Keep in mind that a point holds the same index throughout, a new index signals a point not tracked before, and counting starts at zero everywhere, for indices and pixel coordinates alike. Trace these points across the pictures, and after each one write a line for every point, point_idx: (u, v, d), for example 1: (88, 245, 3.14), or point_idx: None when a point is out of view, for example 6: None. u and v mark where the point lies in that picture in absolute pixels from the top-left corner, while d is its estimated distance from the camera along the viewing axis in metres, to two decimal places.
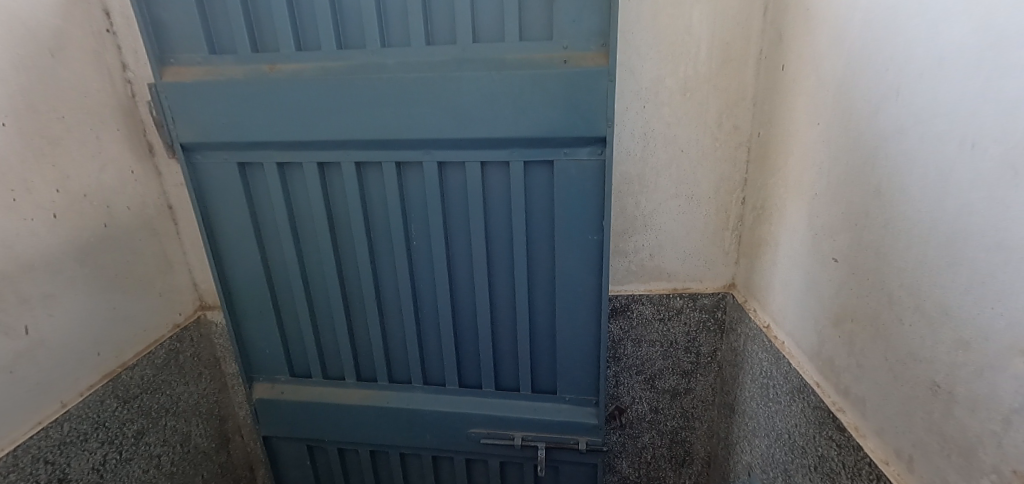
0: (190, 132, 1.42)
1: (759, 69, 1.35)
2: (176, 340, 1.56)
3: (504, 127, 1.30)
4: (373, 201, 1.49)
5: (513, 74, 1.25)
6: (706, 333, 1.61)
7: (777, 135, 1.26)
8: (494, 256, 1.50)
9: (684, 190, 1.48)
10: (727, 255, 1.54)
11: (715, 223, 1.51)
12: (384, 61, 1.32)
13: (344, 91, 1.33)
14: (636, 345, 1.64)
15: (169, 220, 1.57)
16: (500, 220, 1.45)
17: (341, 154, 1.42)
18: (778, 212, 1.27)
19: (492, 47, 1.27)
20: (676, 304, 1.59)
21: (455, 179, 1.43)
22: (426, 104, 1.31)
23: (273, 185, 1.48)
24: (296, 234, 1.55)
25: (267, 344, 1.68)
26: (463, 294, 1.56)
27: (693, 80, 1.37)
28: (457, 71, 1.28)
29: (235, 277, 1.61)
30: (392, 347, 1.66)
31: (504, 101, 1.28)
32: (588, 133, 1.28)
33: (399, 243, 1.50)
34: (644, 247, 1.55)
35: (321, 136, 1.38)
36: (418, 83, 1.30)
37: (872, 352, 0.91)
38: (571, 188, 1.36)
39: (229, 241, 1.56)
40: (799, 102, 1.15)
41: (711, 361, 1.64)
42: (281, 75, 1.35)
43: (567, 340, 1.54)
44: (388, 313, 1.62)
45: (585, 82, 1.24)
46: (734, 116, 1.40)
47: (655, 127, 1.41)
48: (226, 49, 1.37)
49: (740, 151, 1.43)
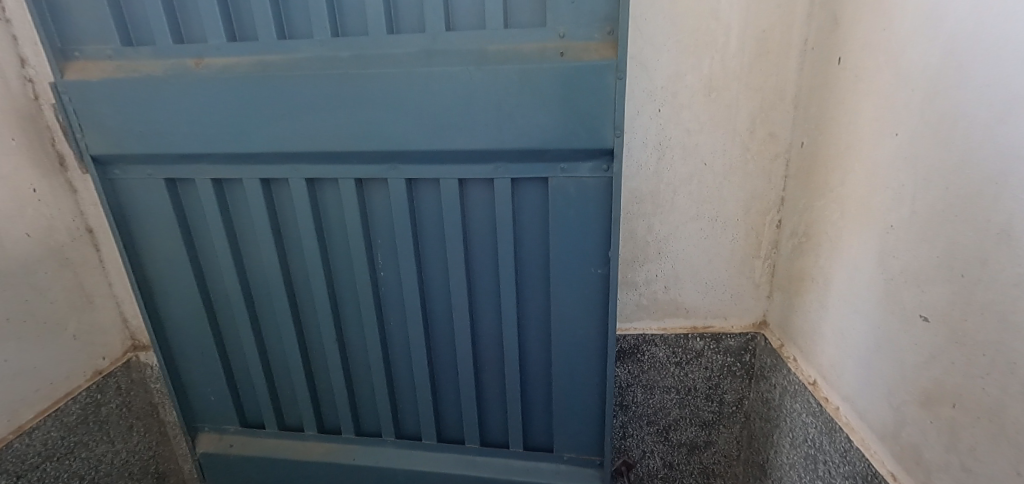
0: (102, 142, 1.16)
1: (804, 63, 1.08)
2: (96, 390, 1.30)
3: (485, 136, 1.04)
4: (330, 225, 1.23)
5: (495, 70, 0.98)
6: (730, 379, 1.35)
7: (829, 147, 1.00)
8: (478, 291, 1.25)
9: (707, 210, 1.22)
10: (758, 289, 1.28)
11: (744, 250, 1.25)
12: (336, 53, 1.06)
13: (288, 92, 1.07)
14: (647, 392, 1.39)
15: (89, 246, 1.31)
16: (483, 248, 1.20)
17: (288, 169, 1.16)
18: (828, 245, 1.01)
19: (469, 36, 1.01)
20: (696, 346, 1.33)
21: (428, 198, 1.17)
22: (388, 109, 1.05)
23: (209, 206, 1.22)
24: (240, 263, 1.29)
25: (212, 389, 1.43)
26: (441, 335, 1.31)
27: (720, 77, 1.11)
28: (426, 66, 1.02)
29: (171, 314, 1.35)
30: (359, 394, 1.41)
31: (485, 106, 1.01)
32: (591, 144, 1.02)
33: (362, 274, 1.25)
34: (657, 279, 1.29)
35: (260, 147, 1.12)
36: (379, 82, 1.03)
37: (994, 457, 0.65)
38: (570, 211, 1.10)
39: (160, 272, 1.31)
40: (864, 106, 0.89)
41: (736, 411, 1.38)
42: (208, 72, 1.09)
43: (566, 391, 1.28)
44: (353, 355, 1.37)
45: (586, 79, 0.98)
46: (770, 121, 1.14)
47: (672, 135, 1.16)
48: (143, 41, 1.11)
49: (777, 164, 1.17)
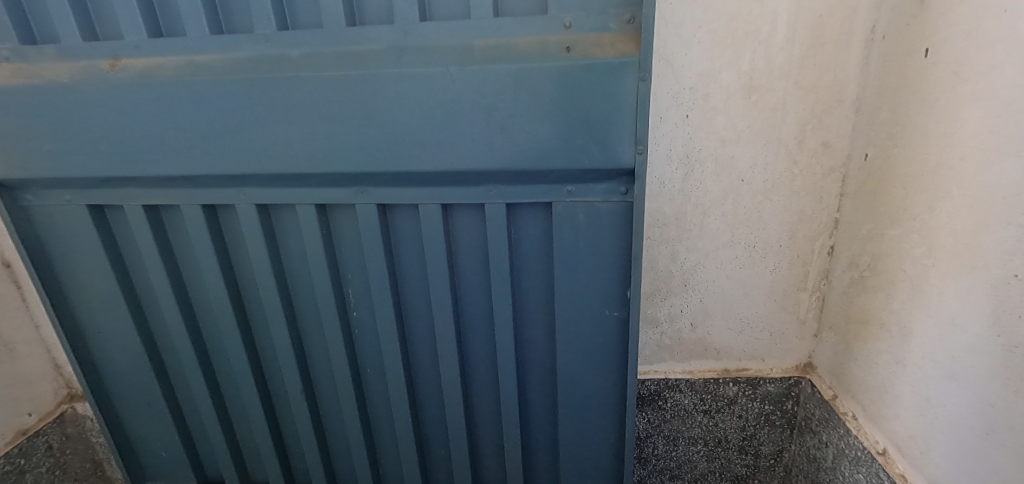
0: (5, 163, 0.95)
1: (871, 55, 0.86)
2: (20, 454, 1.10)
3: (473, 153, 0.82)
4: (292, 260, 1.03)
5: (483, 70, 0.77)
6: (769, 429, 1.15)
7: (907, 162, 0.79)
8: (469, 334, 1.04)
9: (744, 235, 1.02)
10: (803, 326, 1.08)
11: (787, 283, 1.05)
12: (283, 52, 0.83)
13: (224, 101, 0.84)
14: (670, 444, 1.19)
15: (8, 284, 1.10)
16: (475, 285, 0.99)
17: (233, 194, 0.94)
18: (905, 287, 0.81)
19: (449, 27, 0.79)
20: (728, 392, 1.13)
21: (407, 228, 0.96)
22: (349, 120, 0.83)
23: (142, 238, 1.01)
24: (187, 302, 1.09)
25: (163, 444, 1.23)
26: (427, 383, 1.11)
27: (763, 75, 0.89)
28: (396, 66, 0.79)
29: (109, 361, 1.15)
30: (335, 449, 1.21)
31: (472, 116, 0.80)
32: (606, 163, 0.81)
33: (331, 316, 1.04)
34: (682, 315, 1.10)
35: (196, 169, 0.91)
36: (338, 87, 0.81)
37: None
38: (580, 243, 0.89)
39: (93, 314, 1.10)
40: (969, 113, 0.68)
41: (774, 465, 1.18)
42: (124, 75, 0.87)
43: (576, 451, 1.07)
44: (325, 405, 1.17)
45: (601, 81, 0.76)
46: (824, 128, 0.92)
47: (703, 146, 0.95)
48: (48, 39, 0.89)
49: (831, 180, 0.96)
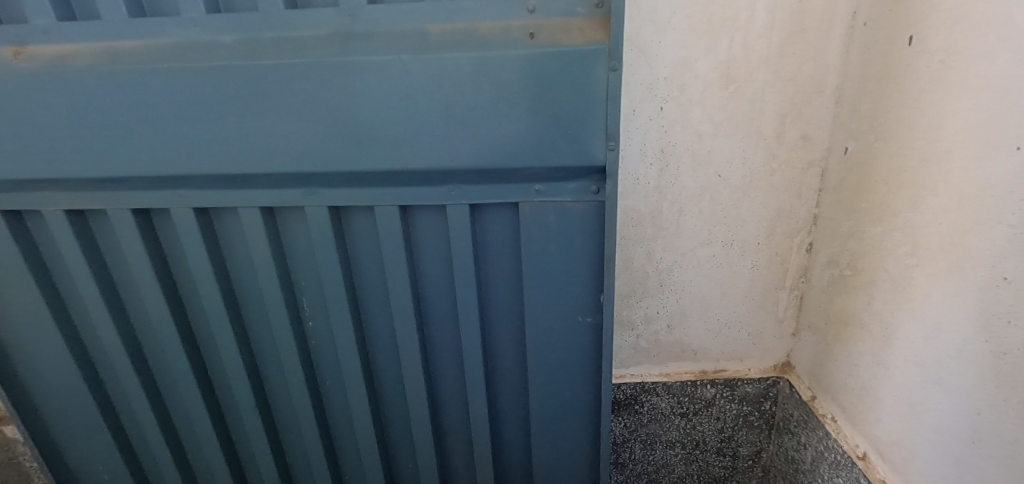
0: None
1: (851, 44, 0.82)
2: None
3: (432, 150, 0.75)
4: (238, 268, 0.94)
5: (439, 59, 0.69)
6: (747, 430, 1.12)
7: (888, 156, 0.75)
8: (434, 342, 0.98)
9: (722, 233, 0.97)
10: (782, 325, 1.05)
11: (766, 281, 1.01)
12: (214, 38, 0.74)
13: (147, 93, 0.75)
14: (647, 448, 1.15)
15: None
16: (439, 290, 0.93)
17: (167, 198, 0.85)
18: (887, 288, 0.77)
19: (400, 10, 0.71)
20: (706, 395, 1.10)
21: (363, 231, 0.88)
22: (292, 113, 0.74)
23: (66, 247, 0.91)
24: (123, 315, 0.99)
25: (104, 468, 1.13)
26: (391, 394, 1.04)
27: (741, 65, 0.84)
28: (341, 53, 0.71)
29: (38, 380, 1.04)
30: (294, 465, 1.14)
31: (429, 110, 0.72)
32: (576, 160, 0.75)
33: (283, 327, 0.96)
34: (658, 316, 1.05)
35: (120, 170, 0.81)
36: (277, 78, 0.72)
37: None
38: (549, 246, 0.83)
39: (16, 330, 1.00)
40: (957, 104, 0.62)
41: (753, 465, 1.16)
42: (29, 64, 0.76)
43: (549, 462, 1.02)
44: (282, 420, 1.09)
45: (569, 70, 0.69)
46: (803, 121, 0.88)
47: (679, 140, 0.90)
48: None
49: (810, 174, 0.92)
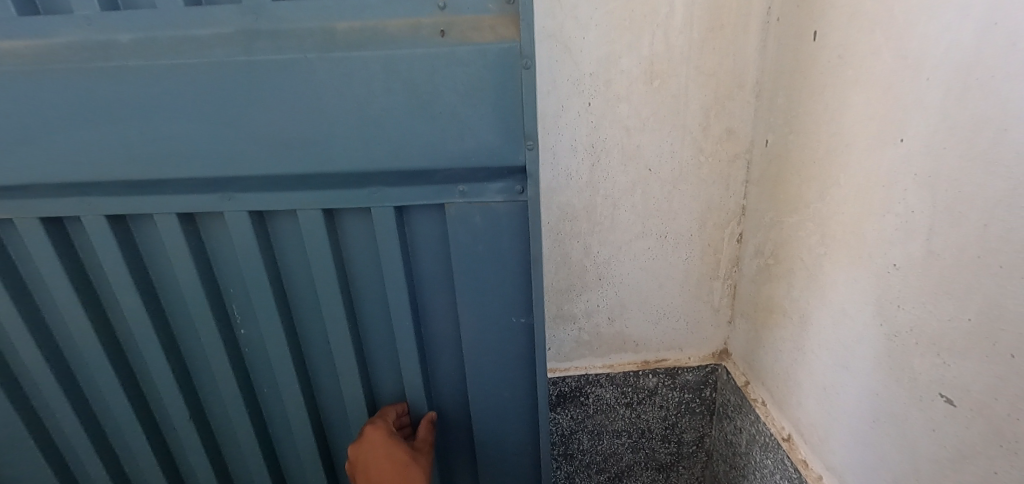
0: None
1: (767, 40, 0.84)
2: None
3: (348, 151, 0.73)
4: (161, 275, 0.91)
5: (348, 59, 0.68)
6: (689, 417, 1.15)
7: (800, 149, 0.77)
8: (370, 344, 0.97)
9: (655, 226, 0.99)
10: (717, 313, 1.08)
11: (700, 272, 1.03)
12: (112, 37, 0.71)
13: (44, 95, 0.71)
14: (595, 439, 1.17)
15: None
16: (372, 292, 0.91)
17: (77, 205, 0.81)
18: (803, 277, 0.79)
19: (307, 8, 0.69)
20: (648, 384, 1.12)
21: (289, 234, 0.86)
22: (200, 115, 0.72)
23: None
24: (41, 329, 0.95)
25: None
26: (330, 397, 1.03)
27: (663, 60, 0.85)
28: (248, 53, 0.69)
29: None
30: (236, 474, 1.11)
31: (342, 110, 0.71)
32: (496, 159, 0.74)
33: (213, 334, 0.94)
34: (598, 310, 1.07)
35: (21, 177, 0.77)
36: (181, 78, 0.70)
37: None
38: (479, 246, 0.83)
39: None
40: (853, 99, 0.64)
41: (697, 451, 1.19)
42: None
43: (493, 458, 1.03)
44: (221, 428, 1.07)
45: (481, 68, 0.69)
46: (726, 115, 0.90)
47: (608, 135, 0.91)
48: None
49: (736, 166, 0.94)
